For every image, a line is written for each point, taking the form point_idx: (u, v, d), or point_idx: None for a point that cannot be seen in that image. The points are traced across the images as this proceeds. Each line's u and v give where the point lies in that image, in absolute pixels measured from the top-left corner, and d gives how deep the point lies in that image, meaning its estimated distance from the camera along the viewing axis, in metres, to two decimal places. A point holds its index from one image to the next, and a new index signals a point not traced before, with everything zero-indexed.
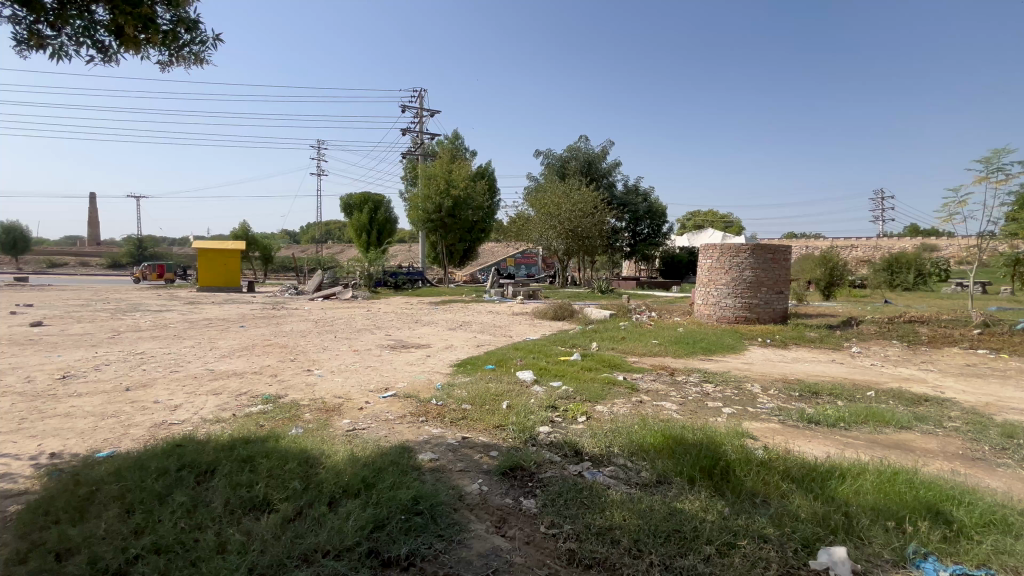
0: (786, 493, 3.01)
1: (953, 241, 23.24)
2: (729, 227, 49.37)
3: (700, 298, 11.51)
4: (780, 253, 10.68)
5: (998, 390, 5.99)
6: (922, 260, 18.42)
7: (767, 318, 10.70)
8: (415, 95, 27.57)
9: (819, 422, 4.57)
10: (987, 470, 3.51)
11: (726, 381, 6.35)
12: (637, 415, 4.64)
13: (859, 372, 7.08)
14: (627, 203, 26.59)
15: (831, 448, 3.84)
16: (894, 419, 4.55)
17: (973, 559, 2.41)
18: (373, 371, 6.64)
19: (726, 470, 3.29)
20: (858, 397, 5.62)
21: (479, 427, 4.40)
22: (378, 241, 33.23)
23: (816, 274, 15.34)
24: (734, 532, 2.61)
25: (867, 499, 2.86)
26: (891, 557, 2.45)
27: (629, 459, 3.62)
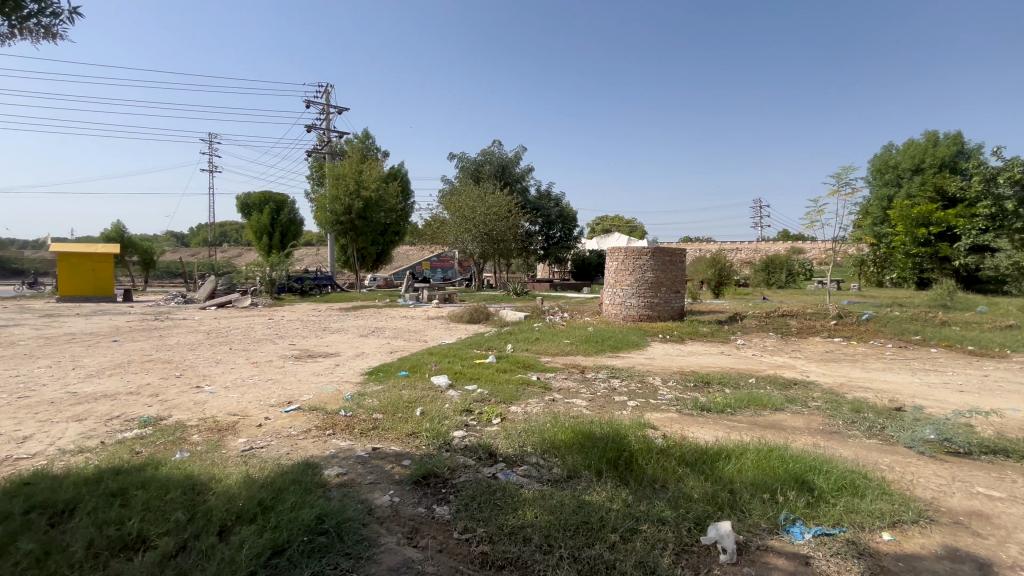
0: (682, 477, 3.26)
1: (815, 244, 26.86)
2: (633, 232, 52.77)
3: (608, 299, 12.14)
4: (677, 255, 11.61)
5: (848, 372, 7.02)
6: (791, 261, 21.09)
7: (666, 315, 11.56)
8: (320, 91, 26.21)
9: (710, 408, 5.04)
10: (841, 442, 4.09)
11: (631, 376, 6.76)
12: (549, 414, 4.78)
13: (743, 362, 7.90)
14: (541, 207, 27.38)
15: (719, 432, 4.24)
16: (769, 402, 5.15)
17: (830, 520, 2.78)
18: (274, 384, 6.15)
19: (630, 460, 3.50)
20: (742, 384, 6.28)
21: (391, 436, 4.26)
22: (281, 244, 30.97)
23: (707, 274, 16.89)
24: (636, 518, 2.79)
25: (748, 475, 3.19)
26: (767, 525, 2.75)
27: (542, 456, 3.72)
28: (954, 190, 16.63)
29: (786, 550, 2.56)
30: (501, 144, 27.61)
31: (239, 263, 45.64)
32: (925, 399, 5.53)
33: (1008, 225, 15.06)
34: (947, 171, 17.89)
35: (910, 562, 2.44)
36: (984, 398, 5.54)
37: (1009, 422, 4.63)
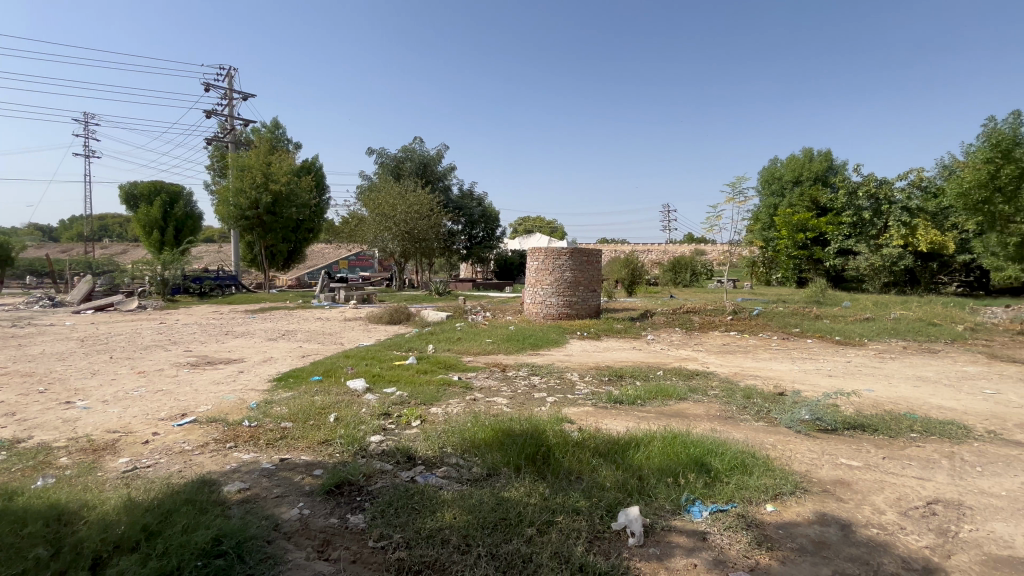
0: (596, 467, 3.41)
1: (715, 247, 29.40)
2: (554, 233, 54.29)
3: (529, 298, 12.39)
4: (593, 256, 12.11)
5: (741, 363, 7.76)
6: (695, 262, 22.92)
7: (584, 313, 12.02)
8: (221, 73, 24.03)
9: (622, 401, 5.33)
10: (735, 426, 4.52)
11: (550, 373, 6.95)
12: (470, 413, 4.77)
13: (652, 356, 8.43)
14: (463, 206, 27.25)
15: (630, 423, 4.50)
16: (675, 393, 5.55)
17: (723, 497, 3.06)
18: (165, 395, 5.55)
19: (547, 455, 3.60)
20: (651, 376, 6.72)
21: (302, 445, 4.02)
22: (176, 241, 27.90)
23: (621, 273, 17.82)
24: (553, 510, 2.88)
25: (654, 461, 3.42)
26: (671, 507, 2.96)
27: (462, 456, 3.71)
28: (826, 200, 18.97)
29: (686, 528, 2.77)
30: (422, 141, 27.06)
31: (124, 261, 40.50)
32: (802, 384, 6.28)
33: (867, 232, 17.75)
34: (820, 184, 20.19)
35: (789, 529, 2.75)
36: (847, 381, 6.40)
37: (865, 401, 5.40)
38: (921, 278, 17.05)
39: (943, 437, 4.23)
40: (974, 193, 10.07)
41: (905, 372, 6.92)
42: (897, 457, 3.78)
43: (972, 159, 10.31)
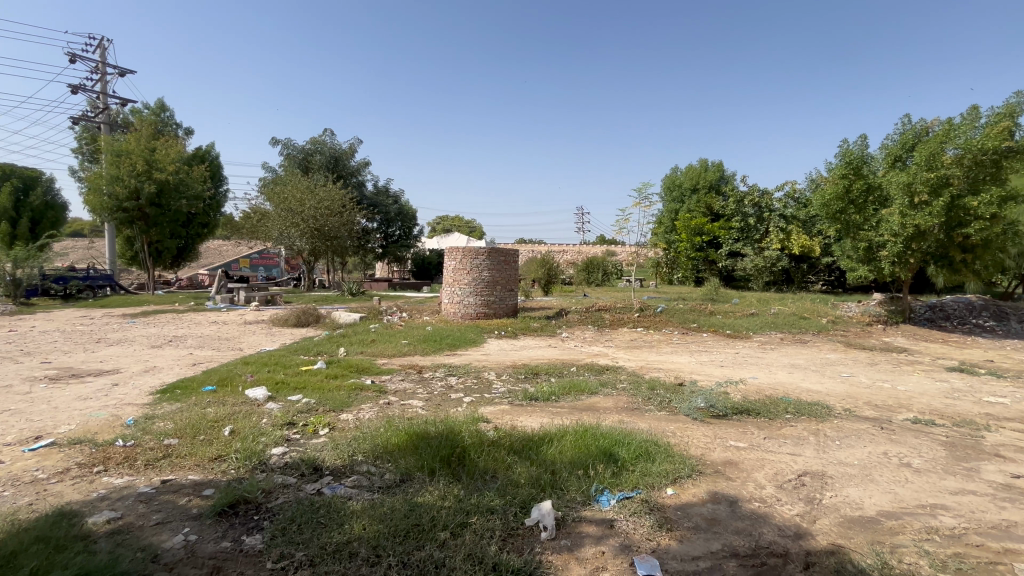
0: (511, 465, 3.44)
1: (625, 248, 31.19)
2: (473, 233, 54.27)
3: (447, 298, 12.26)
4: (510, 256, 12.25)
5: (647, 357, 8.30)
6: (606, 263, 24.13)
7: (501, 312, 12.13)
8: (91, 43, 21.00)
9: (537, 397, 5.45)
10: (640, 416, 4.81)
11: (467, 373, 6.91)
12: (383, 418, 4.60)
13: (567, 353, 8.74)
14: (378, 204, 26.32)
15: (544, 419, 4.60)
16: (587, 387, 5.79)
17: (630, 485, 3.23)
18: (13, 416, 4.70)
19: (462, 456, 3.56)
20: (565, 373, 6.96)
21: (190, 463, 3.61)
22: (31, 235, 23.83)
23: (538, 273, 18.26)
24: (467, 511, 2.86)
25: (567, 455, 3.53)
26: (582, 499, 3.08)
27: (373, 463, 3.56)
28: (719, 207, 20.85)
29: (595, 518, 2.89)
30: (334, 134, 25.65)
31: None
32: (699, 374, 6.85)
33: (752, 236, 19.94)
34: (713, 192, 22.05)
35: (686, 510, 2.97)
36: (737, 370, 7.09)
37: (750, 388, 6.01)
38: (795, 278, 19.44)
39: (811, 417, 4.83)
40: (833, 204, 11.54)
41: (782, 360, 7.84)
42: (775, 436, 4.24)
43: (831, 174, 11.77)
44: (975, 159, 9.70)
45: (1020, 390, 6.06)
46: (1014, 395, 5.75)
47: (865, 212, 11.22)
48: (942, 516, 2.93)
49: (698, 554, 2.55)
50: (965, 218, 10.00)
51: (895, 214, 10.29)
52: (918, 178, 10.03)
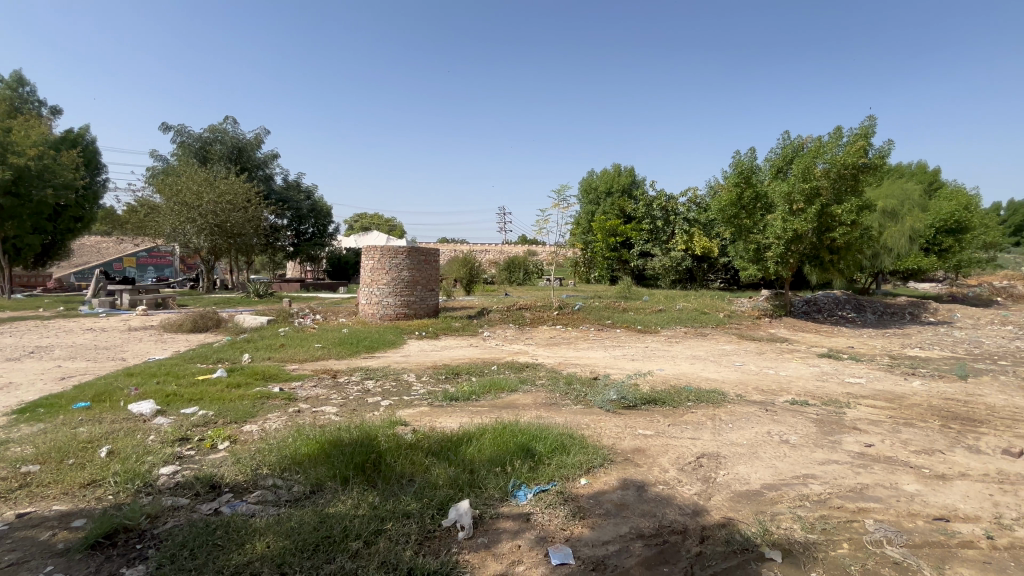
0: (429, 467, 3.40)
1: (545, 248, 32.05)
2: (393, 231, 52.75)
3: (364, 299, 11.81)
4: (431, 255, 12.06)
5: (565, 353, 8.60)
6: (527, 262, 24.60)
7: (422, 313, 11.90)
8: None
9: (457, 397, 5.43)
10: (557, 411, 4.97)
11: (385, 376, 6.71)
12: (292, 427, 4.33)
13: (488, 352, 8.80)
14: (288, 199, 24.68)
15: (464, 419, 4.59)
16: (507, 385, 5.87)
17: (546, 478, 3.33)
18: None
19: (378, 461, 3.45)
20: (486, 372, 6.99)
21: (55, 492, 3.14)
22: None
23: (460, 273, 18.16)
24: (382, 518, 2.78)
25: (485, 454, 3.55)
26: (499, 495, 3.11)
27: (280, 476, 3.33)
28: (631, 210, 22.09)
29: (512, 513, 2.94)
30: (237, 122, 23.61)
31: None
32: (612, 368, 7.23)
33: (660, 237, 21.40)
34: (626, 196, 23.31)
35: (598, 497, 3.12)
36: (646, 363, 7.57)
37: (657, 379, 6.44)
38: (698, 276, 21.15)
39: (710, 403, 5.28)
40: (728, 209, 12.71)
41: (685, 353, 8.51)
42: (678, 423, 4.59)
43: (726, 182, 12.93)
44: (840, 173, 11.13)
45: (873, 371, 7.09)
46: (868, 376, 6.71)
47: (754, 217, 12.48)
48: (813, 484, 3.35)
49: (608, 539, 2.69)
50: (832, 224, 11.47)
51: (778, 219, 11.56)
52: (795, 188, 11.34)
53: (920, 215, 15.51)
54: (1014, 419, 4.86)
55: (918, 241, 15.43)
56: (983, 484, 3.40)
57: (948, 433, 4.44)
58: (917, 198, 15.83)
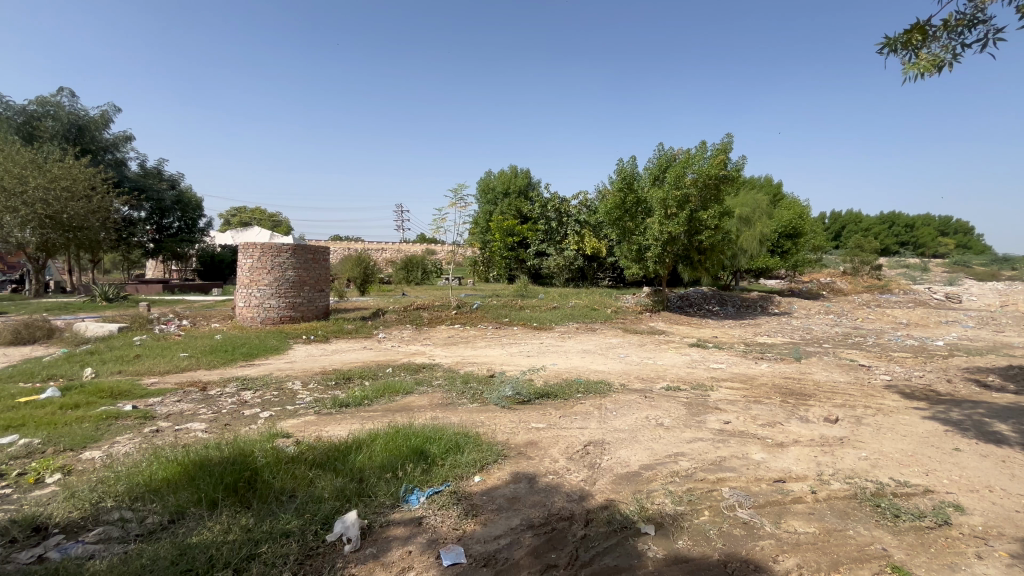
0: (313, 480, 3.18)
1: (444, 248, 31.79)
2: (278, 227, 48.52)
3: (242, 301, 10.74)
4: (320, 253, 11.32)
5: (462, 352, 8.60)
6: (425, 261, 24.14)
7: (310, 315, 11.09)
8: None
9: (348, 404, 5.16)
10: (454, 411, 4.94)
11: (266, 385, 6.13)
12: (148, 450, 3.77)
13: (383, 354, 8.48)
14: (146, 188, 21.53)
15: (354, 426, 4.37)
16: (402, 388, 5.71)
17: (439, 479, 3.30)
18: None
19: (254, 479, 3.14)
20: (380, 375, 6.74)
21: None
22: None
23: (353, 272, 17.23)
24: (256, 541, 2.54)
25: (376, 460, 3.42)
26: (390, 501, 3.02)
27: (131, 506, 2.89)
28: (527, 211, 22.78)
29: (403, 518, 2.86)
30: (75, 95, 19.98)
31: None
32: (508, 365, 7.38)
33: (554, 238, 22.36)
34: (522, 197, 23.99)
35: (490, 493, 3.16)
36: (540, 359, 7.85)
37: (550, 374, 6.71)
38: (589, 275, 22.44)
39: (597, 394, 5.64)
40: (614, 212, 13.70)
41: (576, 347, 8.98)
42: (568, 414, 4.81)
43: (612, 187, 13.91)
44: (705, 183, 12.50)
45: (731, 357, 8.11)
46: (728, 361, 7.65)
47: (636, 221, 13.60)
48: (682, 461, 3.73)
49: (499, 533, 2.74)
50: (700, 228, 12.87)
51: (656, 223, 12.71)
52: (669, 195, 12.56)
53: (768, 222, 18.05)
54: (832, 392, 5.88)
55: (766, 244, 17.96)
56: (810, 447, 4.05)
57: (787, 407, 5.23)
58: (765, 206, 18.39)
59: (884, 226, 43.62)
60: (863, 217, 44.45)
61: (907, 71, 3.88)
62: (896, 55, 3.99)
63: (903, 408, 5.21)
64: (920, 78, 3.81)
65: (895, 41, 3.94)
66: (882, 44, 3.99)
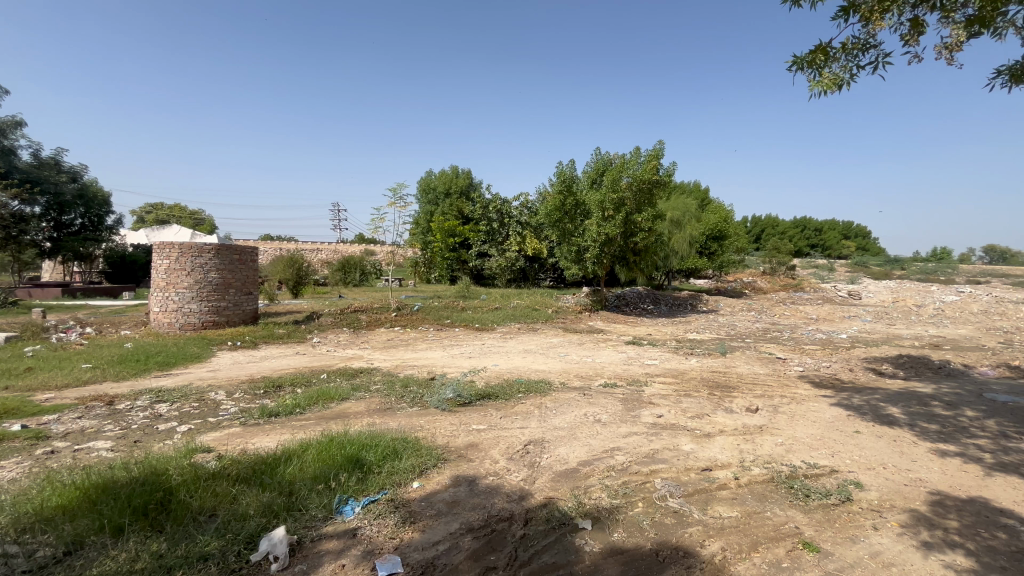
0: (237, 496, 2.97)
1: (383, 248, 30.98)
2: (200, 226, 45.00)
3: (157, 305, 9.87)
4: (247, 253, 10.65)
5: (403, 355, 8.40)
6: (364, 263, 23.38)
7: (237, 320, 10.39)
8: None
9: (278, 413, 4.87)
10: (392, 416, 4.82)
11: (184, 397, 5.66)
12: (39, 475, 3.35)
13: (318, 359, 8.11)
14: (41, 180, 19.27)
15: (284, 436, 4.14)
16: (337, 394, 5.48)
17: (376, 487, 3.19)
18: None
19: (168, 500, 2.88)
20: (314, 381, 6.42)
21: None
22: None
23: (285, 274, 16.34)
24: (168, 568, 2.33)
25: (307, 471, 3.25)
26: (322, 514, 2.88)
27: (17, 539, 2.55)
28: (468, 212, 22.71)
29: (337, 531, 2.74)
30: None
31: None
32: (449, 367, 7.29)
33: (496, 239, 22.42)
34: (464, 197, 23.92)
35: (429, 499, 3.10)
36: (481, 360, 7.83)
37: (492, 375, 6.71)
38: (531, 275, 22.72)
39: (537, 393, 5.71)
40: (554, 214, 13.96)
41: (518, 347, 9.05)
42: (509, 415, 4.84)
43: (551, 189, 14.16)
44: (639, 187, 13.03)
45: (664, 353, 8.51)
46: (662, 358, 8.01)
47: (575, 222, 13.94)
48: (618, 455, 3.86)
49: (438, 539, 2.69)
50: (635, 230, 13.40)
51: (594, 225, 13.09)
52: (606, 198, 12.97)
53: (696, 225, 19.14)
54: (753, 383, 6.33)
55: (695, 246, 19.02)
56: (734, 436, 4.33)
57: (713, 399, 5.56)
58: (693, 210, 19.50)
59: (798, 230, 47.61)
60: (780, 221, 48.24)
61: (811, 88, 4.24)
62: (803, 73, 4.35)
63: (813, 396, 5.71)
64: (824, 94, 4.17)
65: (802, 60, 4.29)
66: (791, 62, 4.33)
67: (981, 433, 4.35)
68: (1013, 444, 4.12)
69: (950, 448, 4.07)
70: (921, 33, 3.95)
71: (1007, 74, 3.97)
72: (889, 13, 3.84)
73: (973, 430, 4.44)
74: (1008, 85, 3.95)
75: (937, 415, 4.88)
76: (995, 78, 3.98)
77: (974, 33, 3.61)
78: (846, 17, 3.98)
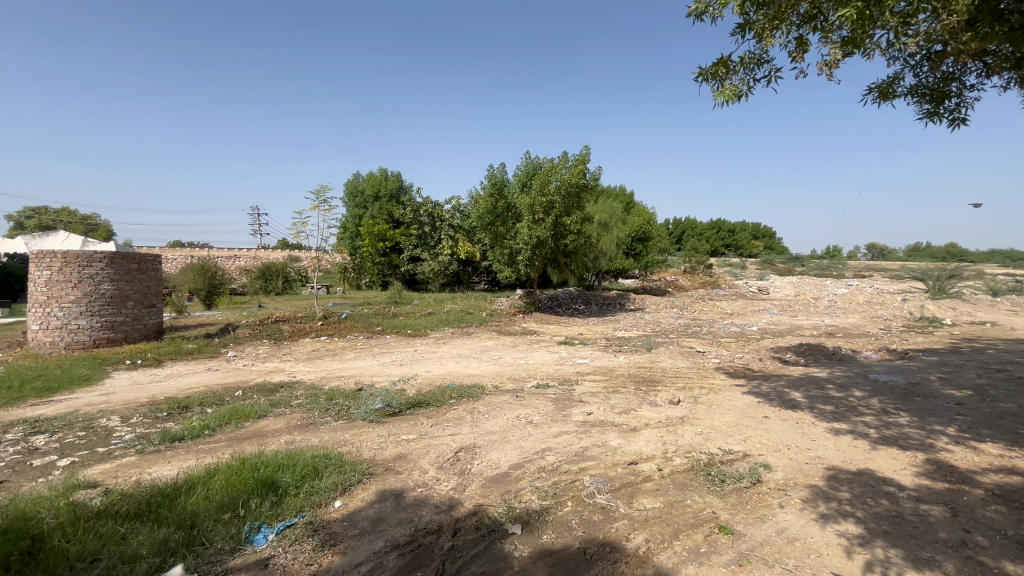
0: (126, 536, 2.64)
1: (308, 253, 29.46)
2: (95, 232, 40.24)
3: (36, 323, 8.66)
4: (147, 262, 9.63)
5: (329, 366, 7.97)
6: (287, 269, 21.95)
7: (137, 335, 9.36)
8: None
9: (183, 437, 4.41)
10: (315, 432, 4.53)
11: (69, 426, 4.98)
12: None
13: (233, 374, 7.51)
14: None
15: (188, 463, 3.75)
16: (253, 412, 5.07)
17: (293, 511, 2.97)
18: None
19: (37, 548, 2.49)
20: (227, 400, 5.91)
21: None
22: None
23: (196, 283, 14.99)
24: None
25: (212, 500, 2.96)
26: (229, 547, 2.63)
27: None
28: (399, 215, 22.16)
29: (246, 564, 2.51)
30: None
31: None
32: (378, 376, 7.02)
33: (428, 242, 22.06)
34: (394, 200, 23.36)
35: (352, 518, 2.93)
36: (413, 367, 7.61)
37: (423, 381, 6.54)
38: (464, 279, 22.60)
39: (469, 398, 5.62)
40: (486, 217, 13.94)
41: (450, 352, 8.91)
42: (440, 422, 4.72)
43: (483, 192, 14.13)
44: (568, 190, 13.34)
45: (594, 351, 8.76)
46: (591, 356, 8.25)
47: (506, 225, 14.02)
48: (548, 455, 3.89)
49: (361, 560, 2.54)
50: (565, 232, 13.70)
51: (525, 228, 13.27)
52: (536, 202, 13.16)
53: (623, 228, 19.98)
54: (676, 377, 6.67)
55: (622, 248, 19.85)
56: (658, 429, 4.51)
57: (640, 394, 5.78)
58: (619, 214, 20.34)
59: (713, 232, 51.22)
60: (697, 223, 51.68)
61: (716, 98, 4.52)
62: (708, 84, 4.64)
63: (727, 385, 6.11)
64: (726, 104, 4.46)
65: (707, 72, 4.57)
66: (697, 74, 4.60)
67: (867, 412, 4.87)
68: (892, 419, 4.65)
69: (843, 426, 4.50)
70: (806, 51, 4.34)
71: (876, 92, 4.48)
72: (779, 31, 4.19)
73: (861, 409, 4.95)
74: (877, 101, 4.46)
75: (831, 397, 5.40)
76: (867, 95, 4.47)
77: (848, 53, 4.03)
78: (743, 33, 4.28)
